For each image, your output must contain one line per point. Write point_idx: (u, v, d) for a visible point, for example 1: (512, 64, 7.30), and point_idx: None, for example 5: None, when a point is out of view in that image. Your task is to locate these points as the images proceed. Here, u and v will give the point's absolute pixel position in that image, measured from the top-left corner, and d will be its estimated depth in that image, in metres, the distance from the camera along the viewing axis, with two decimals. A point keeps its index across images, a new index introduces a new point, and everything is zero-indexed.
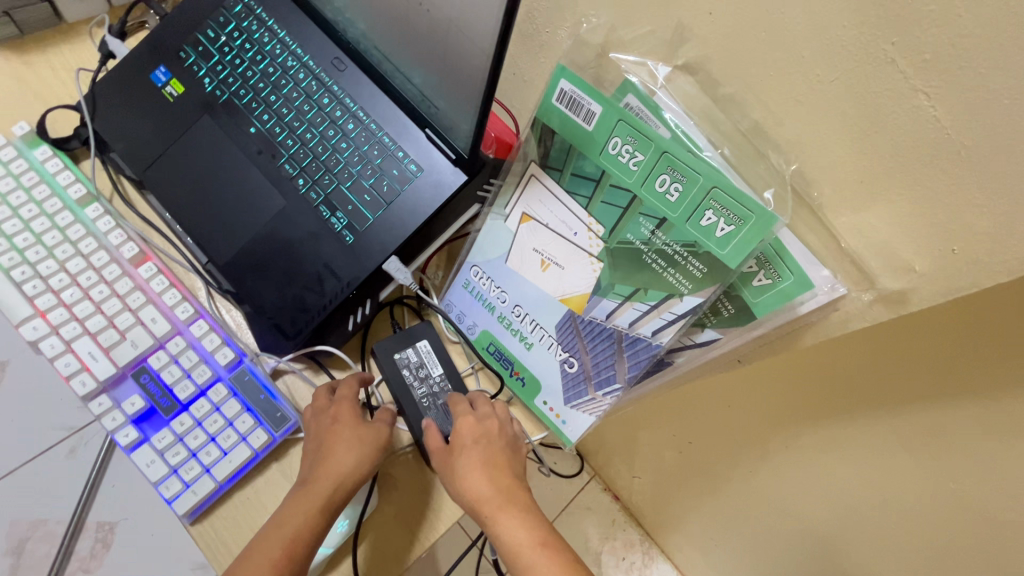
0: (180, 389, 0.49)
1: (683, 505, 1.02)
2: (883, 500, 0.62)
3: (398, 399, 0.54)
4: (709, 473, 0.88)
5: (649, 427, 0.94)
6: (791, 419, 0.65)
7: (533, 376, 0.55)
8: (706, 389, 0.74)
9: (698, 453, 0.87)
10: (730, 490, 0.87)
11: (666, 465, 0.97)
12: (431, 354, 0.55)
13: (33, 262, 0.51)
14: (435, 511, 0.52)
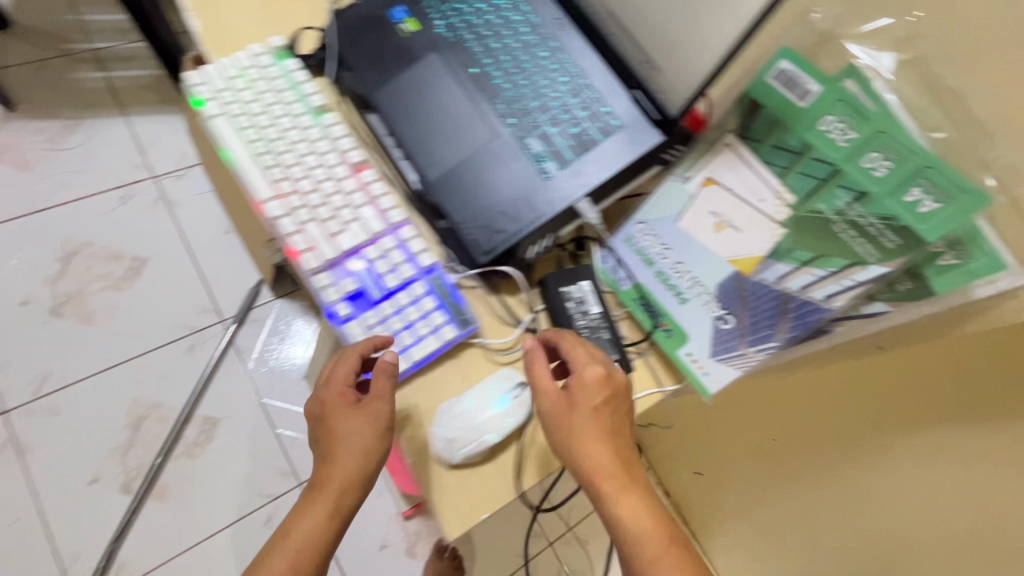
0: (386, 279, 0.56)
1: (743, 505, 1.06)
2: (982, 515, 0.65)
3: (561, 327, 0.60)
4: (786, 472, 0.91)
5: (728, 422, 0.98)
6: (895, 425, 0.69)
7: (682, 328, 0.59)
8: (806, 386, 0.78)
9: (780, 451, 0.91)
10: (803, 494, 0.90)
11: (740, 460, 1.00)
12: (591, 293, 0.61)
13: (278, 152, 0.59)
14: None
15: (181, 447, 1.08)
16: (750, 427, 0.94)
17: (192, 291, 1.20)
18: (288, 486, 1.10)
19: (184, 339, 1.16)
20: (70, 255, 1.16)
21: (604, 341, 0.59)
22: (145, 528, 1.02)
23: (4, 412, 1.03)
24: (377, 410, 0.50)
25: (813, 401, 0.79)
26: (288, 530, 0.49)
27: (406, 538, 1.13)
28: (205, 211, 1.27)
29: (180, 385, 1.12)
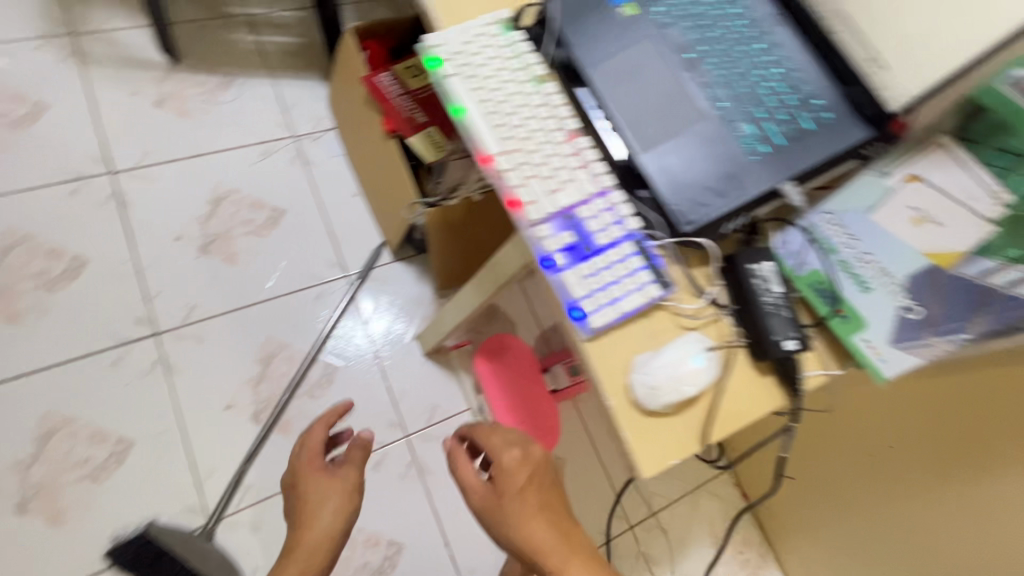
0: (598, 236, 0.61)
1: (834, 514, 1.07)
2: None
3: (744, 300, 0.63)
4: (897, 484, 0.93)
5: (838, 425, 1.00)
6: None
7: (860, 315, 0.62)
8: (946, 391, 0.80)
9: (897, 461, 0.92)
10: (916, 506, 0.91)
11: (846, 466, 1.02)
12: (774, 274, 0.64)
13: (505, 113, 0.64)
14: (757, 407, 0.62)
15: (305, 387, 1.16)
16: (868, 432, 0.95)
17: (321, 245, 1.28)
18: (396, 437, 1.17)
19: (312, 288, 1.24)
20: (218, 199, 1.25)
21: (786, 319, 0.62)
22: (270, 457, 1.09)
23: (155, 335, 1.12)
24: (341, 476, 0.79)
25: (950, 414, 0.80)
26: (278, 571, 0.73)
27: None
28: (336, 174, 1.35)
29: (306, 330, 1.20)
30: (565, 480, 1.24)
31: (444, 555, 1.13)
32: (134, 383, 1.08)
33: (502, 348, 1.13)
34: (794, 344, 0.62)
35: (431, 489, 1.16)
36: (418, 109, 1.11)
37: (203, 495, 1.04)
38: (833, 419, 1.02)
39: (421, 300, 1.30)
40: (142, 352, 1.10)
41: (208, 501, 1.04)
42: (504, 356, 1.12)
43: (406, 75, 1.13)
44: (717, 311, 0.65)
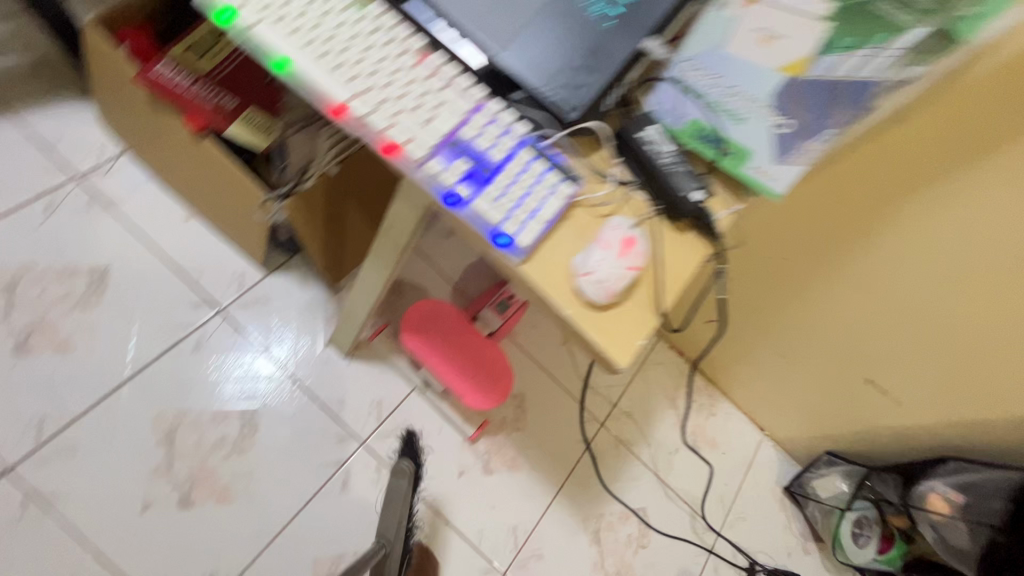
0: (491, 152, 0.56)
1: (770, 354, 1.27)
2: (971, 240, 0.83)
3: (644, 166, 0.65)
4: (814, 308, 1.10)
5: (772, 312, 1.19)
6: (884, 204, 0.87)
7: (741, 146, 0.67)
8: (818, 215, 0.96)
9: (821, 297, 1.07)
10: (816, 312, 1.11)
11: (735, 302, 1.23)
12: (661, 135, 0.67)
13: (340, 50, 0.55)
14: (681, 272, 0.63)
15: (228, 446, 1.01)
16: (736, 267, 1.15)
17: (173, 289, 1.08)
18: (351, 449, 1.09)
19: (185, 339, 1.06)
20: (15, 286, 0.99)
21: (684, 175, 0.65)
22: (222, 534, 0.96)
23: (10, 470, 0.90)
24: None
25: (812, 209, 0.96)
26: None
27: (479, 460, 1.17)
28: (153, 203, 1.12)
29: (199, 387, 1.04)
30: (530, 414, 1.25)
31: (449, 531, 1.11)
32: (9, 538, 0.87)
33: (427, 314, 1.07)
34: (700, 194, 0.65)
35: None
36: (220, 95, 0.94)
37: None
38: (763, 301, 1.18)
39: (317, 302, 1.16)
40: (2, 499, 0.89)
41: None
42: (430, 324, 1.07)
43: (188, 58, 0.94)
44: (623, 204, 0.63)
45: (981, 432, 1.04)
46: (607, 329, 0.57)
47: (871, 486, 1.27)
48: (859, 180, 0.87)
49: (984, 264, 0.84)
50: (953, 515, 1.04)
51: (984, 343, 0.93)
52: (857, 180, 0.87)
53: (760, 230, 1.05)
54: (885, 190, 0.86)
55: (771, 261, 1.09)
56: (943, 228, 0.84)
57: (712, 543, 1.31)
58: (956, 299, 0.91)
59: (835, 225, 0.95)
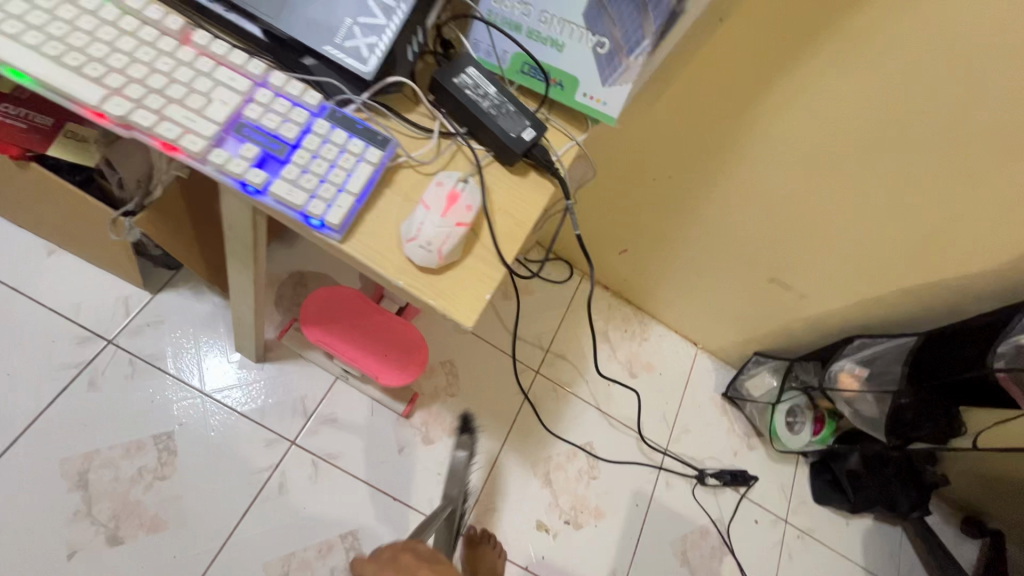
0: (284, 132, 0.52)
1: (682, 270, 1.30)
2: (827, 128, 0.83)
3: (468, 114, 0.61)
4: (707, 218, 1.12)
5: (672, 230, 1.20)
6: (740, 105, 0.86)
7: (568, 74, 0.64)
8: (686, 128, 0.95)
9: (709, 207, 1.09)
10: (710, 221, 1.12)
11: (637, 229, 1.25)
12: (481, 76, 0.63)
13: (81, 47, 0.49)
14: (523, 220, 0.62)
15: (148, 475, 0.99)
16: (626, 196, 1.16)
17: (52, 330, 1.02)
18: (282, 449, 1.08)
19: (77, 378, 1.01)
20: None
21: (513, 113, 0.62)
22: (162, 561, 0.95)
23: None
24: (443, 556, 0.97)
25: (673, 127, 0.96)
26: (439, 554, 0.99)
27: (417, 433, 1.18)
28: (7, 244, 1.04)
29: (104, 424, 0.99)
30: (462, 377, 1.25)
31: (398, 507, 1.11)
32: None
33: (326, 303, 1.05)
34: (532, 132, 0.62)
35: (350, 468, 1.11)
36: (29, 113, 0.84)
37: None
38: (661, 222, 1.19)
39: (216, 312, 1.12)
40: None
41: None
42: (331, 312, 1.04)
43: None
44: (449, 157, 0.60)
45: (875, 309, 1.09)
46: (448, 291, 0.56)
47: (796, 376, 1.34)
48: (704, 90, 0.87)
49: (834, 148, 0.85)
50: (860, 388, 1.11)
51: (851, 228, 0.96)
52: (703, 91, 0.87)
53: (635, 157, 1.06)
54: (731, 95, 0.86)
55: (654, 185, 1.10)
56: (790, 120, 0.85)
57: (661, 460, 1.36)
58: (821, 187, 0.92)
59: (698, 139, 0.95)
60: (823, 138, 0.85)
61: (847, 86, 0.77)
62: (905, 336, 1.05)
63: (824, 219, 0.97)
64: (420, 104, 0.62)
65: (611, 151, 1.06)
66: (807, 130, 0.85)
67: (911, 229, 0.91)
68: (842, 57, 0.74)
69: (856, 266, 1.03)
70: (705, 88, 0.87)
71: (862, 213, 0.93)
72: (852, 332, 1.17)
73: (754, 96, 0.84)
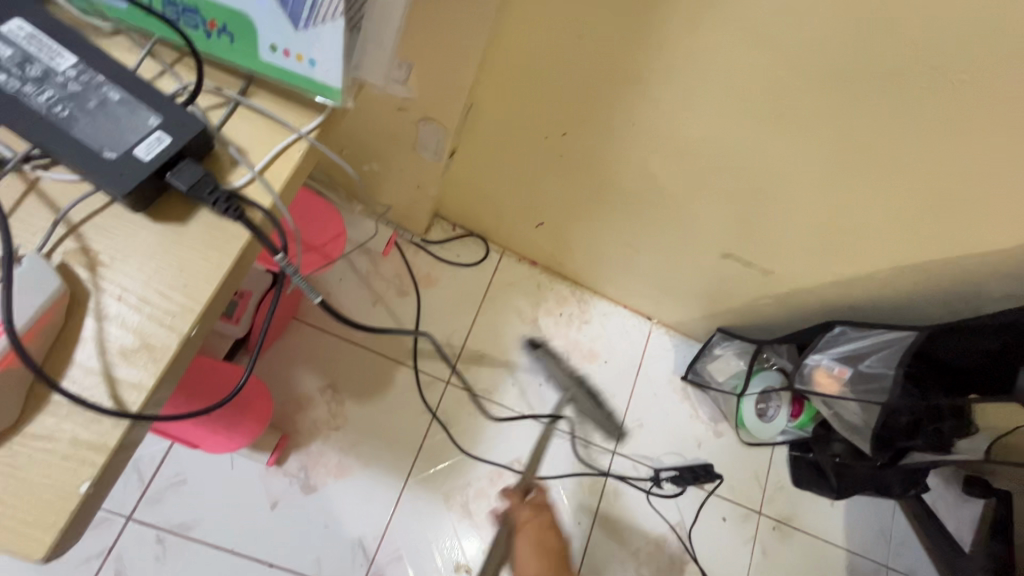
0: None
1: (614, 243, 1.01)
2: (764, 41, 0.52)
3: (9, 122, 0.31)
4: (625, 184, 0.81)
5: (588, 198, 0.89)
6: (628, 16, 0.54)
7: (231, 11, 0.33)
8: (563, 62, 0.62)
9: (625, 169, 0.78)
10: (629, 188, 0.82)
11: (550, 200, 0.94)
12: (36, 38, 0.32)
13: None
14: (168, 316, 0.33)
15: None
16: (521, 161, 0.84)
17: None
18: (117, 529, 0.87)
19: None
20: None
21: (115, 108, 0.32)
22: None
23: None
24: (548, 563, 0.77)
25: (549, 64, 0.63)
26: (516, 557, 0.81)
27: (294, 481, 0.96)
28: None
29: None
30: (349, 403, 1.02)
31: None
32: None
33: None
34: (158, 142, 0.32)
35: (208, 539, 0.90)
36: None
37: None
38: (571, 189, 0.88)
39: None
40: None
41: None
42: None
43: None
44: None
45: (858, 288, 0.81)
46: None
47: (766, 357, 1.10)
48: (574, 4, 0.55)
49: (783, 77, 0.54)
50: (841, 392, 0.86)
51: (824, 188, 0.66)
52: (571, 4, 0.55)
53: (512, 112, 0.73)
54: (614, 6, 0.54)
55: (550, 145, 0.78)
56: (712, 39, 0.53)
57: (608, 465, 1.15)
58: (774, 136, 0.61)
59: (587, 77, 0.63)
60: (764, 64, 0.54)
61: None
62: (903, 329, 0.77)
63: (784, 178, 0.67)
64: None
65: (478, 106, 0.74)
66: (739, 53, 0.54)
67: (907, 187, 0.61)
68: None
69: (832, 237, 0.73)
70: (573, 0, 0.55)
71: (835, 168, 0.62)
72: (831, 313, 0.89)
73: (648, 6, 0.53)
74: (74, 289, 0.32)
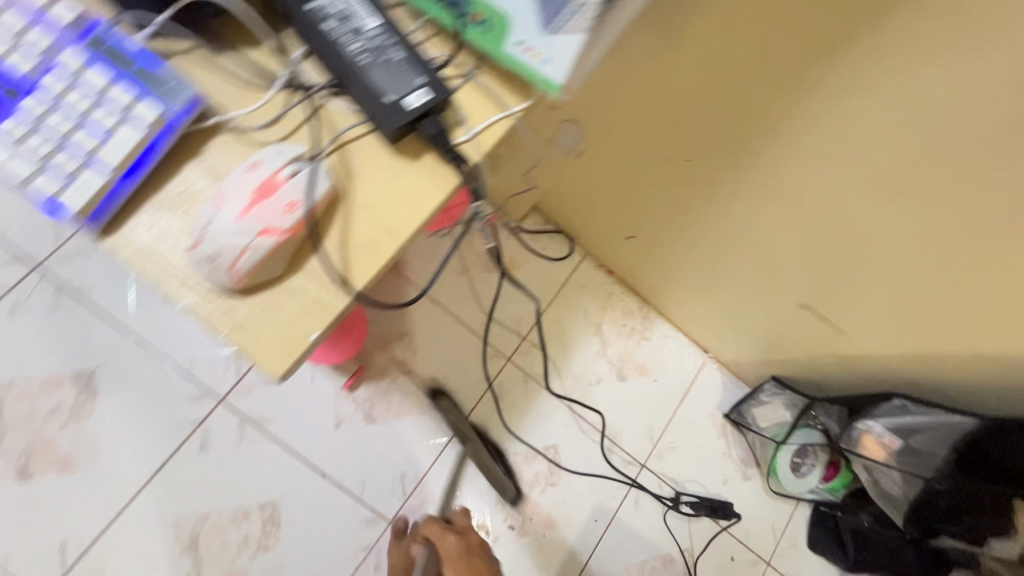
0: (17, 65, 0.36)
1: (694, 272, 1.07)
2: (904, 125, 0.57)
3: (328, 59, 0.41)
4: (724, 217, 0.88)
5: (685, 224, 0.96)
6: (786, 74, 0.61)
7: (496, 10, 0.43)
8: (710, 99, 0.70)
9: (731, 204, 0.84)
10: (729, 221, 0.88)
11: (648, 217, 1.01)
12: (358, 2, 0.42)
13: None
14: (397, 226, 0.43)
15: (64, 414, 0.94)
16: (636, 175, 0.92)
17: None
18: (209, 407, 1.00)
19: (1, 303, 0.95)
20: None
21: (398, 65, 0.42)
22: (70, 501, 0.92)
23: None
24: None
25: (694, 99, 0.71)
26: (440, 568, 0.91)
27: (359, 409, 1.07)
28: None
29: (22, 355, 0.94)
30: (420, 354, 1.12)
31: (323, 486, 1.03)
32: None
33: None
34: (421, 97, 0.42)
35: (279, 437, 1.02)
36: None
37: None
38: (673, 211, 0.95)
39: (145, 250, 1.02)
40: None
41: None
42: None
43: None
44: (293, 123, 0.42)
45: (927, 368, 0.84)
46: (248, 324, 0.39)
47: (814, 415, 1.13)
48: (740, 53, 0.62)
49: (915, 159, 0.59)
50: (887, 460, 0.92)
51: (922, 267, 0.70)
52: (734, 53, 0.62)
53: (645, 132, 0.81)
54: (776, 61, 0.61)
55: (669, 167, 0.85)
56: (857, 111, 0.60)
57: (635, 475, 1.21)
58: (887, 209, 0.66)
59: (729, 115, 0.70)
60: (901, 143, 0.59)
61: (950, 76, 0.50)
62: (964, 416, 0.80)
63: (883, 248, 0.72)
64: (260, 37, 0.42)
65: (617, 119, 0.82)
66: (877, 127, 0.59)
67: (1005, 285, 0.64)
68: (950, 29, 0.48)
69: (914, 312, 0.77)
70: (739, 50, 0.62)
71: (937, 251, 0.67)
72: (894, 386, 0.92)
73: (808, 68, 0.59)
74: (336, 192, 0.42)
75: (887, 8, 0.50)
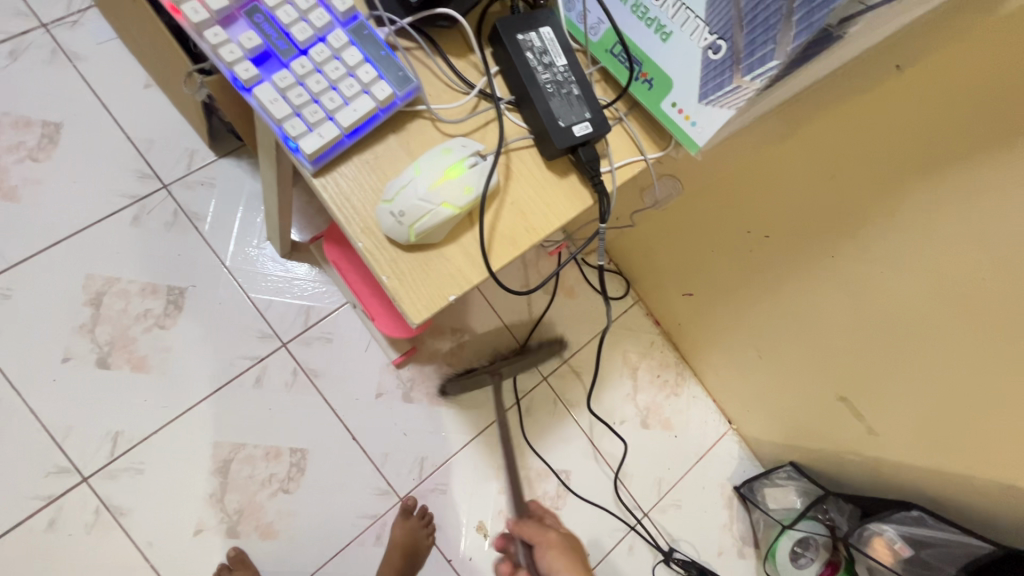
0: (297, 32, 0.46)
1: (739, 341, 1.12)
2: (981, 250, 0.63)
3: (522, 81, 0.50)
4: (784, 297, 0.93)
5: (745, 293, 1.01)
6: (881, 183, 0.68)
7: (663, 73, 0.52)
8: (804, 187, 0.77)
9: (795, 286, 0.90)
10: (787, 301, 0.93)
11: (710, 280, 1.08)
12: (555, 43, 0.51)
13: None
14: (536, 228, 0.50)
15: (151, 319, 1.04)
16: (711, 239, 0.99)
17: (124, 155, 1.08)
18: (272, 347, 1.09)
19: (125, 210, 1.07)
20: None
21: (574, 99, 0.51)
22: (134, 396, 1.01)
23: None
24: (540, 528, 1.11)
25: (789, 185, 0.78)
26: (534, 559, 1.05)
27: (401, 386, 1.14)
28: (112, 65, 1.10)
29: (130, 258, 1.05)
30: (467, 350, 1.19)
31: (351, 448, 1.09)
32: None
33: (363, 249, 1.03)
34: (585, 128, 0.50)
35: (324, 391, 1.10)
36: None
37: (69, 451, 0.97)
38: (736, 279, 1.01)
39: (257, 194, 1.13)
40: None
41: (77, 458, 0.97)
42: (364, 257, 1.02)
43: None
44: (477, 124, 0.51)
45: (950, 486, 0.87)
46: (404, 275, 0.47)
47: (824, 508, 1.12)
48: (844, 154, 0.70)
49: (986, 283, 0.65)
50: (894, 566, 0.93)
51: (967, 386, 0.75)
52: (837, 154, 0.70)
53: (734, 202, 0.89)
54: (875, 169, 0.68)
55: (746, 239, 0.92)
56: (938, 229, 0.66)
57: (635, 521, 1.23)
58: (946, 323, 0.72)
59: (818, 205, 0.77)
60: (975, 267, 0.65)
61: None
62: (981, 540, 0.82)
63: (933, 360, 0.77)
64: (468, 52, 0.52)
65: (713, 184, 0.90)
66: (954, 248, 0.66)
67: None
68: None
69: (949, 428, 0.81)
70: (844, 152, 0.69)
71: (988, 374, 0.71)
72: (913, 497, 0.95)
73: (904, 182, 0.66)
74: (496, 187, 0.50)
75: (991, 148, 0.57)
